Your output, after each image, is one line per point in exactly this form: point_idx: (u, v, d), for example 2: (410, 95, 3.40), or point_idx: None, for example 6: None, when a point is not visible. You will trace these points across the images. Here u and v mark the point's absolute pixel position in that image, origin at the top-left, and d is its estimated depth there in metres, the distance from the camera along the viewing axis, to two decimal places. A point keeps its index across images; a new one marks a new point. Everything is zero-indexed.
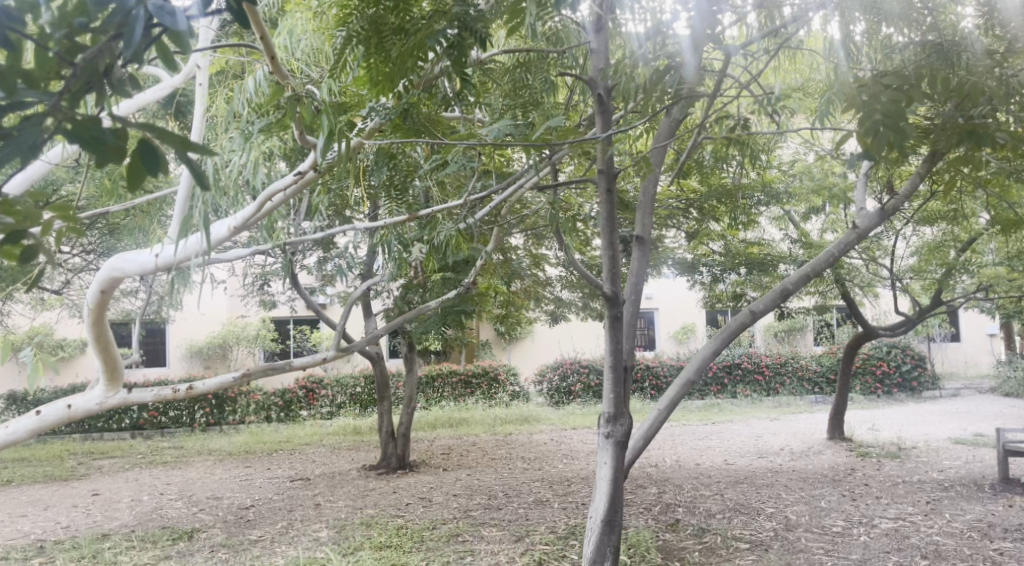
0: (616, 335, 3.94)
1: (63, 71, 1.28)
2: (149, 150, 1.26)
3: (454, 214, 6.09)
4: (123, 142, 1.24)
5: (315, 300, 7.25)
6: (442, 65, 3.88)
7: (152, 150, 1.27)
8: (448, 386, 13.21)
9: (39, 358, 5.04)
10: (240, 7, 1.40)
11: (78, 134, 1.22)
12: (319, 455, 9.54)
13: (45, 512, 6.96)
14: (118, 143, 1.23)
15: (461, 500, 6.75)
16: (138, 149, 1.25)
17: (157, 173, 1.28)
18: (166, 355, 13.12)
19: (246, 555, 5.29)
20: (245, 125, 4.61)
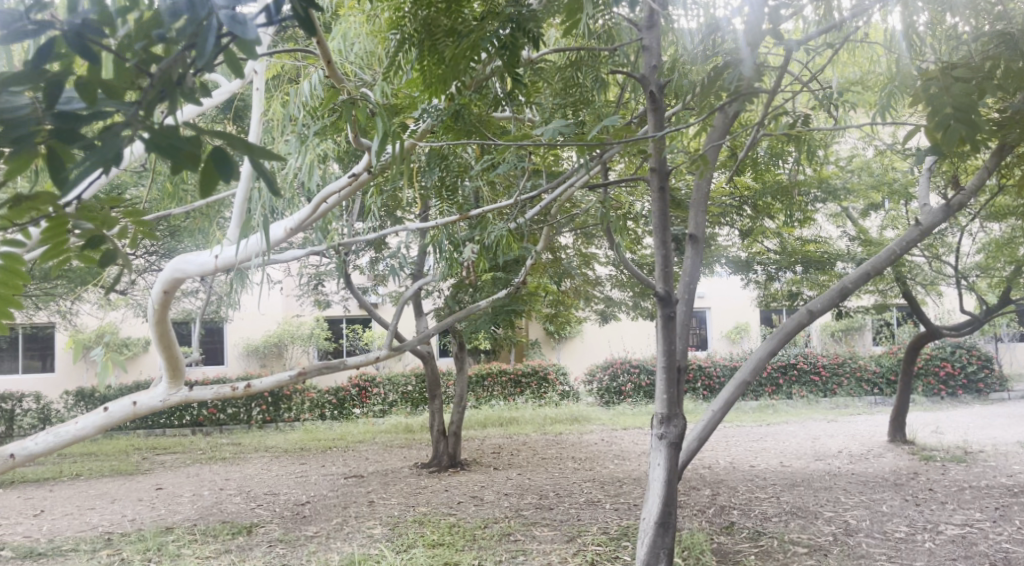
0: (670, 336, 3.89)
1: (140, 82, 1.31)
2: (223, 157, 1.28)
3: (504, 214, 6.11)
4: (198, 149, 1.26)
5: (367, 299, 7.34)
6: (493, 67, 3.92)
7: (227, 157, 1.29)
8: (498, 385, 13.25)
9: (108, 356, 5.21)
10: (306, 16, 1.42)
11: (157, 144, 1.25)
12: (372, 453, 9.67)
13: (112, 505, 7.20)
14: (195, 152, 1.25)
15: (512, 499, 6.77)
16: (212, 158, 1.27)
17: (230, 181, 1.28)
18: (225, 353, 13.48)
19: (303, 551, 5.39)
20: (300, 128, 4.71)
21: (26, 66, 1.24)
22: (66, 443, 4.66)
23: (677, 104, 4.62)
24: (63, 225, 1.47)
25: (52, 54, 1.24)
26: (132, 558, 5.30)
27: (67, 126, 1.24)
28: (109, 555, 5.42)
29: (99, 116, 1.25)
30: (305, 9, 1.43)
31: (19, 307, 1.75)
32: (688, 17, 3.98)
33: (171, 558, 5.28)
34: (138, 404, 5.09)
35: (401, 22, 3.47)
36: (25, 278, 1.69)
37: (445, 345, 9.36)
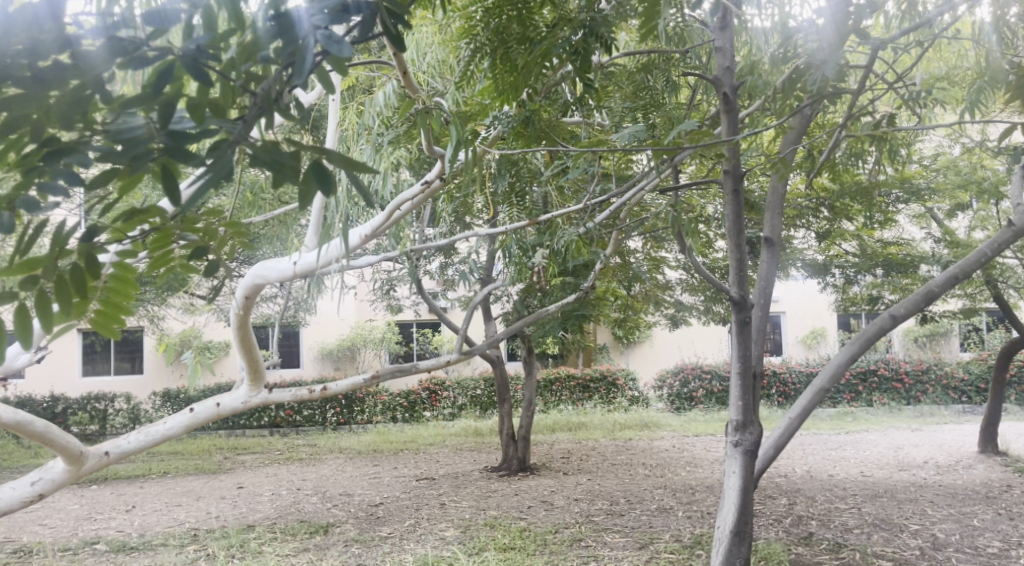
0: (745, 341, 3.82)
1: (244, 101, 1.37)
2: (321, 172, 1.33)
3: (574, 219, 6.11)
4: (298, 164, 1.31)
5: (437, 304, 7.45)
6: (563, 72, 3.93)
7: (324, 171, 1.34)
8: (567, 390, 13.23)
9: (198, 359, 5.47)
10: (397, 34, 1.48)
11: (262, 159, 1.30)
12: (443, 455, 9.80)
13: (197, 502, 7.49)
14: (297, 168, 1.31)
15: (582, 505, 6.76)
16: (312, 172, 1.32)
17: (326, 192, 1.34)
18: (301, 356, 13.88)
19: (378, 551, 5.50)
20: (375, 137, 4.83)
21: (144, 90, 1.28)
22: (155, 442, 4.88)
23: (749, 105, 4.55)
24: (169, 237, 1.59)
25: (168, 78, 1.27)
26: (217, 554, 5.50)
27: (176, 141, 1.27)
28: (195, 550, 5.64)
29: (206, 134, 1.30)
30: (396, 27, 1.48)
31: (130, 314, 1.86)
32: (762, 17, 3.92)
33: (253, 554, 5.46)
34: (221, 406, 5.29)
35: (473, 32, 3.52)
36: (136, 286, 1.80)
37: (513, 349, 9.41)
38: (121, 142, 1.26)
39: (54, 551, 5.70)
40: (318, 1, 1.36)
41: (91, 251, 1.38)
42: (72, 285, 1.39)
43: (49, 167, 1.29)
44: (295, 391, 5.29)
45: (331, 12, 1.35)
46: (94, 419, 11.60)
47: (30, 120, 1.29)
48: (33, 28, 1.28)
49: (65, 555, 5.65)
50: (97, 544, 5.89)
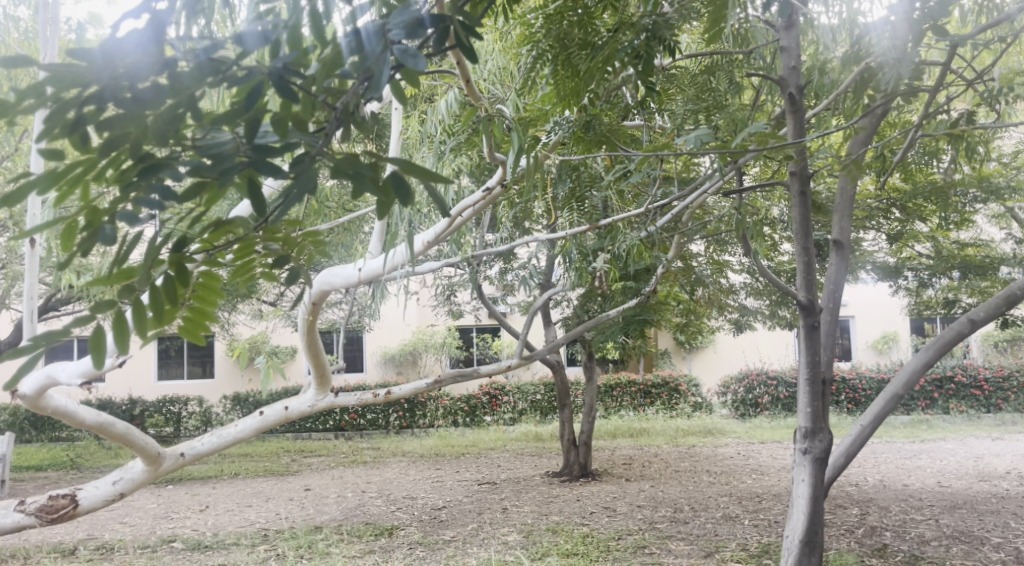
0: (813, 346, 3.74)
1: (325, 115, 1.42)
2: (400, 183, 1.38)
3: (635, 223, 6.07)
4: (378, 175, 1.35)
5: (497, 309, 7.49)
6: (626, 76, 3.93)
7: (403, 182, 1.38)
8: (628, 396, 13.13)
9: (270, 365, 5.63)
10: (469, 46, 1.50)
11: (344, 171, 1.36)
12: (504, 460, 9.84)
13: (266, 503, 7.70)
14: (378, 179, 1.36)
15: (646, 511, 6.70)
16: (391, 184, 1.37)
17: (405, 203, 1.37)
18: (364, 361, 14.11)
19: (443, 554, 5.56)
20: (437, 145, 4.89)
21: (234, 106, 1.34)
22: (227, 444, 5.02)
23: (816, 104, 4.45)
24: (252, 247, 1.66)
25: (256, 97, 1.34)
26: (287, 554, 5.64)
27: (262, 155, 1.32)
28: (266, 550, 5.79)
29: (290, 147, 1.35)
30: (468, 38, 1.51)
31: (215, 321, 1.94)
32: (831, 15, 3.83)
33: (321, 555, 5.58)
34: (290, 409, 5.41)
35: (533, 39, 3.52)
36: (221, 294, 1.87)
37: (573, 354, 9.40)
38: (209, 156, 1.31)
39: (134, 548, 5.93)
40: (394, 16, 1.40)
41: (180, 260, 1.48)
42: (164, 294, 1.50)
43: (143, 182, 1.32)
44: (361, 395, 5.37)
45: (407, 26, 1.38)
46: (169, 421, 12.02)
47: (127, 136, 1.30)
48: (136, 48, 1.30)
49: (144, 552, 5.87)
50: (174, 542, 6.10)
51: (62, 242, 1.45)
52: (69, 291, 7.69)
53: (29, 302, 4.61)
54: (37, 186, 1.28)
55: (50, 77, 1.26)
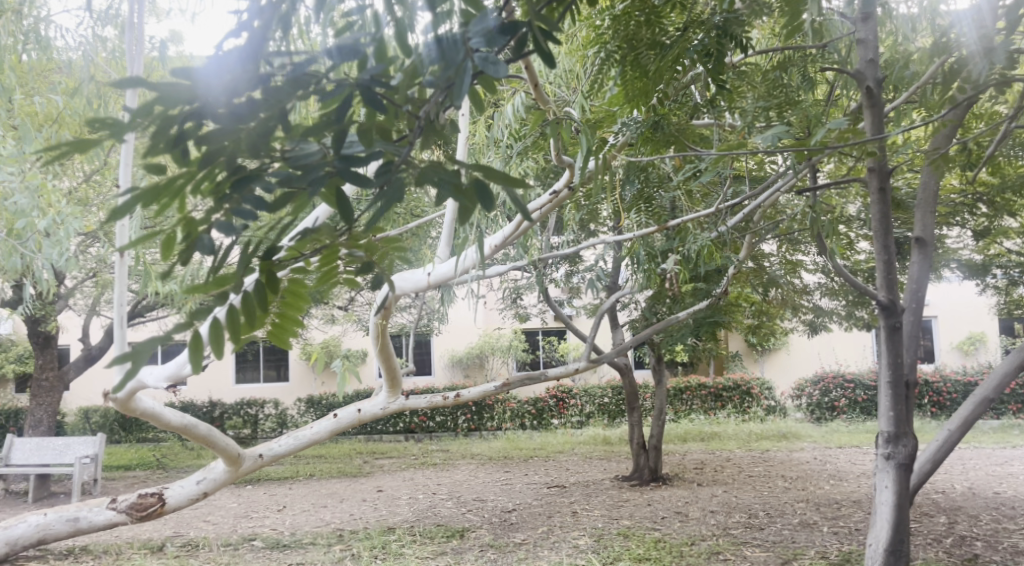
0: (896, 348, 3.60)
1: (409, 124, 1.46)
2: (484, 189, 1.39)
3: (705, 224, 5.98)
4: (462, 182, 1.37)
5: (564, 312, 7.48)
6: (694, 74, 3.85)
7: (487, 188, 1.39)
8: (698, 399, 12.91)
9: (347, 369, 5.75)
10: (547, 49, 1.50)
11: (428, 177, 1.38)
12: (572, 463, 9.83)
13: (341, 504, 7.86)
14: (463, 185, 1.37)
15: (719, 517, 6.58)
16: (475, 190, 1.37)
17: (490, 208, 1.38)
18: (432, 364, 14.28)
19: (514, 557, 5.58)
20: (504, 149, 4.91)
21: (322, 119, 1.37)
22: (303, 446, 5.15)
23: (895, 97, 4.30)
24: (336, 253, 1.70)
25: (346, 109, 1.37)
26: (362, 554, 5.73)
27: (350, 164, 1.36)
28: (341, 550, 5.91)
29: (375, 156, 1.38)
30: (546, 43, 1.51)
31: (300, 326, 1.99)
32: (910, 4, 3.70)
33: (394, 556, 5.66)
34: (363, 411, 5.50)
35: (602, 40, 3.47)
36: (306, 300, 1.90)
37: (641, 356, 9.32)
38: (298, 168, 1.36)
39: (217, 546, 6.14)
40: (474, 25, 1.42)
41: (270, 267, 1.54)
42: (256, 300, 1.58)
43: (237, 194, 1.38)
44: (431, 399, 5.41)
45: (486, 34, 1.40)
46: (247, 423, 12.40)
47: (223, 149, 1.35)
48: (237, 66, 1.36)
49: (227, 550, 6.07)
50: (254, 541, 6.29)
51: (162, 252, 1.50)
52: (154, 298, 8.01)
53: (119, 309, 4.81)
54: (139, 201, 1.32)
55: (160, 98, 1.28)
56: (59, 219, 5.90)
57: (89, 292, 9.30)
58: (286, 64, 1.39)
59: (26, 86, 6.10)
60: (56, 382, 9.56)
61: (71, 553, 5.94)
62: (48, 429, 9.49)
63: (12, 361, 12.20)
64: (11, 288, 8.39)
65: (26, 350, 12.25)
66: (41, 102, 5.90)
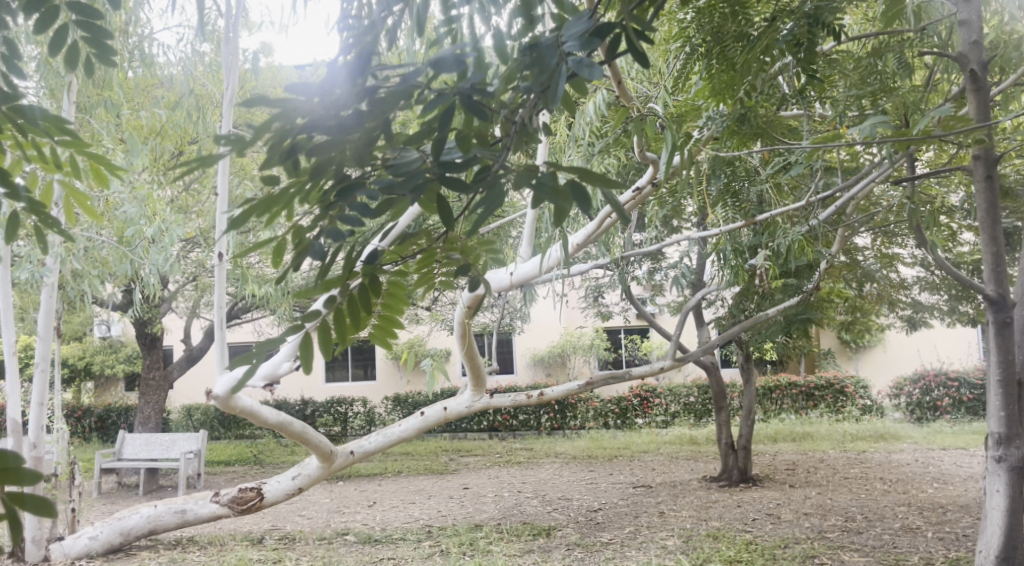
0: (1005, 346, 3.43)
1: (509, 130, 1.48)
2: (581, 191, 1.41)
3: (795, 217, 5.83)
4: (558, 185, 1.39)
5: (647, 309, 7.42)
6: (781, 64, 3.67)
7: (584, 191, 1.42)
8: (789, 399, 12.58)
9: (436, 367, 5.87)
10: (641, 51, 1.49)
11: (525, 180, 1.39)
12: (658, 462, 9.73)
13: (428, 500, 8.00)
14: (560, 186, 1.39)
15: (814, 520, 6.39)
16: (572, 191, 1.40)
17: (587, 210, 1.41)
18: (515, 363, 14.38)
19: (601, 556, 5.56)
20: (585, 146, 4.89)
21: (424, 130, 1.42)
22: (391, 443, 5.25)
23: (1002, 78, 4.07)
24: (434, 256, 1.76)
25: (449, 118, 1.39)
26: (451, 550, 5.82)
27: (449, 172, 1.40)
28: (431, 545, 6.01)
29: (472, 162, 1.41)
30: (639, 43, 1.50)
31: (403, 325, 2.06)
32: None
33: (482, 552, 5.73)
34: (449, 409, 5.59)
35: (686, 34, 3.46)
36: (406, 302, 1.96)
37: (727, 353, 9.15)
38: (400, 175, 1.41)
39: (313, 539, 6.35)
40: (569, 29, 1.42)
41: (373, 272, 1.60)
42: (360, 302, 1.64)
43: (342, 201, 1.42)
44: (515, 396, 5.45)
45: (581, 37, 1.40)
46: (337, 421, 12.78)
47: (331, 159, 1.39)
48: (349, 81, 1.39)
49: (321, 544, 6.26)
50: (347, 535, 6.47)
51: (273, 259, 1.57)
52: (249, 300, 8.35)
53: (218, 311, 5.02)
54: (252, 212, 1.38)
55: (278, 113, 1.34)
56: (164, 227, 6.21)
57: (189, 295, 9.73)
58: (393, 76, 1.42)
59: (132, 102, 6.44)
60: (162, 381, 10.06)
61: (178, 543, 6.24)
62: (155, 425, 9.99)
63: (122, 361, 12.92)
64: (121, 292, 8.90)
65: (133, 351, 12.96)
66: (146, 116, 6.22)
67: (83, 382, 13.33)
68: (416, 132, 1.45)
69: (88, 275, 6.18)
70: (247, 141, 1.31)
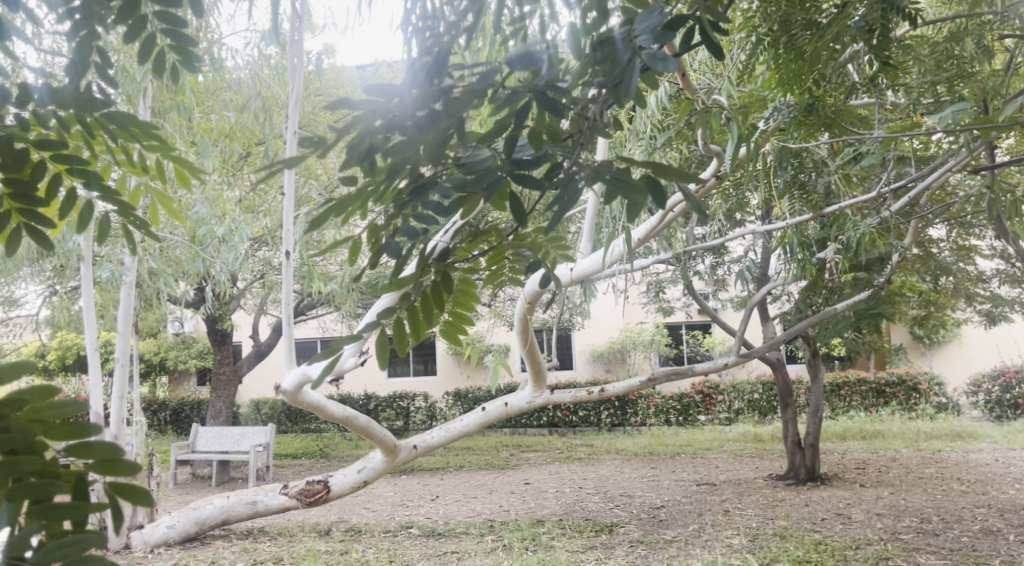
0: None
1: (581, 127, 1.49)
2: (655, 186, 1.40)
3: (865, 209, 5.65)
4: (633, 179, 1.38)
5: (709, 304, 7.31)
6: (852, 52, 3.55)
7: (658, 184, 1.41)
8: (858, 395, 12.26)
9: (500, 362, 5.92)
10: (715, 42, 1.47)
11: (600, 176, 1.39)
12: (722, 460, 9.59)
13: (490, 495, 8.05)
14: (634, 181, 1.38)
15: (886, 520, 6.20)
16: (647, 185, 1.39)
17: (663, 204, 1.40)
18: (574, 359, 14.36)
19: (665, 554, 5.50)
20: (647, 139, 4.83)
21: (496, 128, 1.43)
22: (454, 438, 5.30)
23: None
24: (504, 252, 1.77)
25: (524, 114, 1.40)
26: (513, 545, 5.84)
27: (521, 169, 1.40)
28: (494, 540, 6.05)
29: (545, 158, 1.42)
30: (714, 33, 1.48)
31: (472, 321, 2.08)
32: None
33: (545, 548, 5.74)
34: (509, 404, 5.62)
35: (751, 24, 3.35)
36: (475, 298, 1.98)
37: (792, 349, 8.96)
38: (472, 173, 1.41)
39: (379, 532, 6.46)
40: (642, 22, 1.40)
41: (444, 270, 1.62)
42: (433, 298, 1.67)
43: (416, 200, 1.44)
44: (575, 392, 5.45)
45: (656, 30, 1.38)
46: (399, 416, 12.98)
47: (406, 160, 1.40)
48: (424, 82, 1.40)
49: (387, 536, 6.37)
50: (411, 528, 6.56)
51: (349, 256, 1.60)
52: (314, 297, 8.53)
53: (286, 307, 5.13)
54: (332, 211, 1.40)
55: (359, 115, 1.35)
56: (233, 226, 6.38)
57: (256, 293, 9.99)
58: (468, 77, 1.43)
59: (203, 105, 6.62)
60: (232, 376, 10.37)
61: (250, 533, 6.42)
62: (226, 419, 10.29)
63: (193, 356, 13.36)
64: (192, 290, 9.19)
65: (205, 347, 13.38)
66: (215, 118, 6.38)
67: (157, 377, 13.82)
68: (488, 130, 1.45)
69: (162, 274, 6.39)
70: (328, 143, 1.34)
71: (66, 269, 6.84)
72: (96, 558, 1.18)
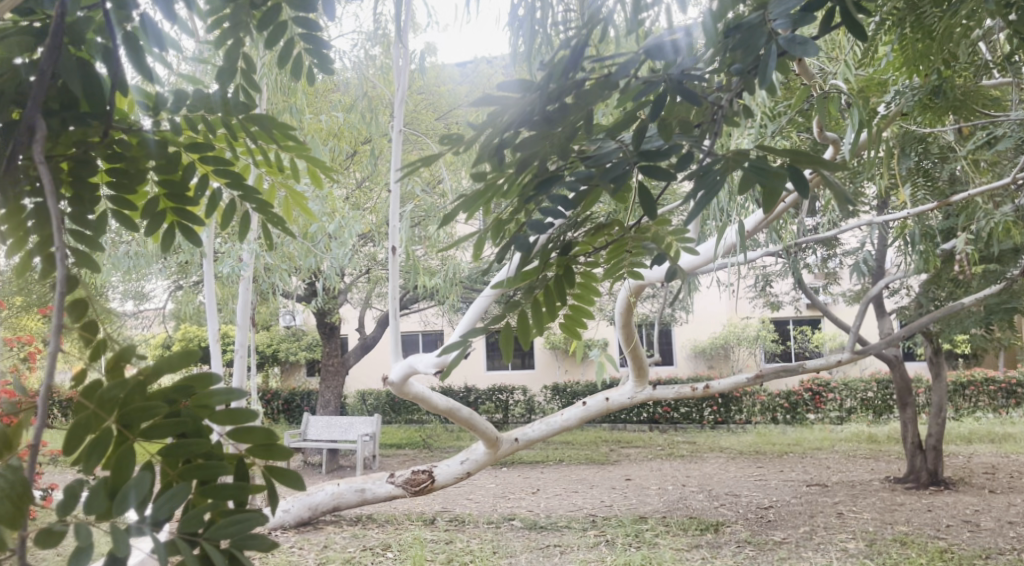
0: None
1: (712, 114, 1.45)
2: (796, 173, 1.34)
3: (994, 196, 5.29)
4: (774, 167, 1.32)
5: (820, 299, 7.03)
6: (987, 30, 3.31)
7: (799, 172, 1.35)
8: (985, 396, 11.51)
9: (604, 356, 5.89)
10: (856, 23, 1.41)
11: (737, 163, 1.34)
12: (834, 460, 9.22)
13: (591, 491, 8.01)
14: (774, 168, 1.33)
15: (1020, 530, 5.80)
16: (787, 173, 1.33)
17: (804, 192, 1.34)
18: (675, 354, 14.10)
19: (774, 555, 5.34)
20: (756, 128, 4.66)
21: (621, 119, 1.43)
22: (554, 432, 5.31)
23: None
24: (625, 244, 1.75)
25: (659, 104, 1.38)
26: (617, 541, 5.80)
27: (652, 157, 1.37)
28: (597, 535, 6.02)
29: (675, 148, 1.39)
30: (854, 14, 1.41)
31: (591, 313, 2.06)
32: None
33: (649, 545, 5.67)
34: (612, 399, 5.60)
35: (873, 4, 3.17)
36: (597, 291, 1.96)
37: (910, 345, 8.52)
38: (597, 166, 1.39)
39: (482, 523, 6.54)
40: (780, 4, 1.36)
41: (567, 263, 1.61)
42: (557, 287, 1.67)
43: (541, 194, 1.42)
44: (679, 389, 5.35)
45: (794, 14, 1.34)
46: (499, 409, 13.10)
47: (537, 154, 1.39)
48: (560, 76, 1.42)
49: (490, 527, 6.45)
50: (514, 520, 6.62)
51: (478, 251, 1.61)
52: (418, 291, 8.71)
53: (393, 300, 5.27)
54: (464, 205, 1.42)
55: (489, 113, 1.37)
56: (343, 223, 6.58)
57: (362, 288, 10.28)
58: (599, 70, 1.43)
59: (314, 106, 6.85)
60: (339, 367, 10.77)
61: (359, 520, 6.64)
62: (335, 409, 10.66)
63: (303, 348, 13.94)
64: (302, 285, 9.55)
65: (314, 340, 13.89)
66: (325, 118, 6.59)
67: (271, 368, 14.47)
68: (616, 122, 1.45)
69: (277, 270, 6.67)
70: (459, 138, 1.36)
71: (190, 265, 7.25)
72: (263, 537, 1.06)
